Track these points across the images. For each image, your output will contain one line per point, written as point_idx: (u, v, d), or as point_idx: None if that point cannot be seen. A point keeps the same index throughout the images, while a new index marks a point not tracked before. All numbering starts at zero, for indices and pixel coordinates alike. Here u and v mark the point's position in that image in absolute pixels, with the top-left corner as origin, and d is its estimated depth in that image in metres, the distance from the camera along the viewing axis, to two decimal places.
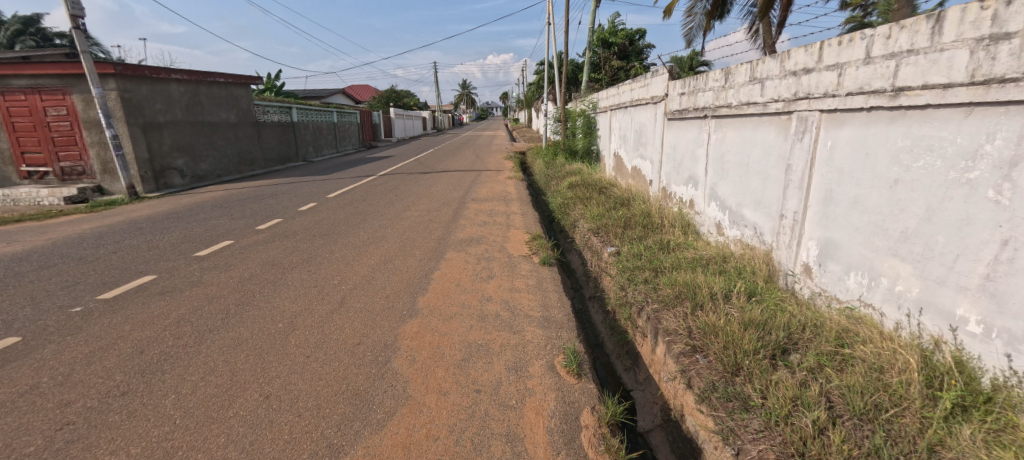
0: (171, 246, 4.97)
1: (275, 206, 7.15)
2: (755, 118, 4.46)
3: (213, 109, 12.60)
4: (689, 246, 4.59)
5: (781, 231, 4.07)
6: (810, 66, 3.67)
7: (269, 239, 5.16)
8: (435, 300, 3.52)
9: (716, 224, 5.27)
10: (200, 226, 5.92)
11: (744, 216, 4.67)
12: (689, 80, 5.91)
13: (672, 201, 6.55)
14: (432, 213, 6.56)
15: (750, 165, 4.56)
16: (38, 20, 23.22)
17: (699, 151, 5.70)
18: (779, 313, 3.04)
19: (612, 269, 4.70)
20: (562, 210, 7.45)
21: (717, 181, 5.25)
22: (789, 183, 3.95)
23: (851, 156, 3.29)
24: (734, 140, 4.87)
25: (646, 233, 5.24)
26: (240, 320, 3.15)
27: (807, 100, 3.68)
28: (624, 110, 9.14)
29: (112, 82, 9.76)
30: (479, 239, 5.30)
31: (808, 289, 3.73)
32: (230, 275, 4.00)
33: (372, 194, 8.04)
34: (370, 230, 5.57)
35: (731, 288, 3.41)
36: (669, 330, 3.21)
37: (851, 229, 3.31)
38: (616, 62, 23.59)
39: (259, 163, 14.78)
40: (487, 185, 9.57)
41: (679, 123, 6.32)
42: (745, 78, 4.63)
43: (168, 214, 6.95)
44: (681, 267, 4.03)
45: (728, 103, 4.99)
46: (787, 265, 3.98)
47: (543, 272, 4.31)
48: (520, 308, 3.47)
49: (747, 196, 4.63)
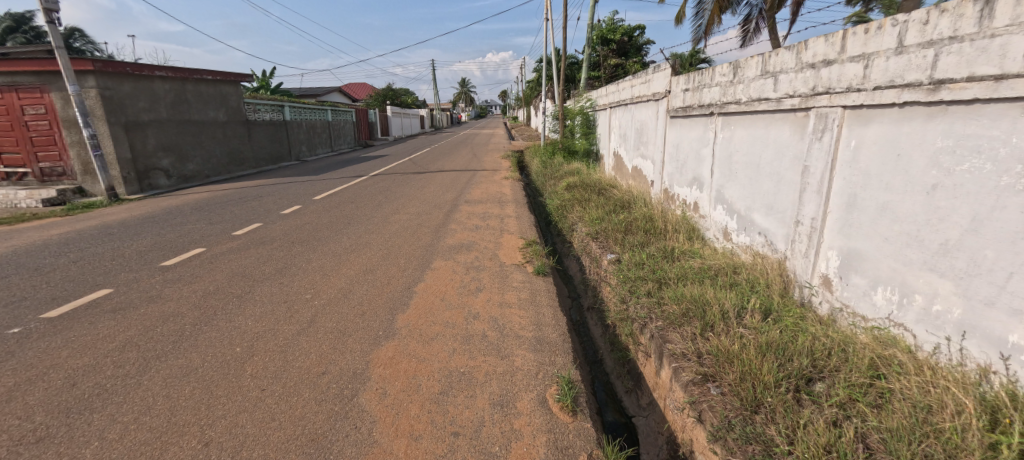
0: (138, 254, 4.61)
1: (257, 209, 6.79)
2: (767, 115, 4.11)
3: (200, 107, 12.22)
4: (695, 254, 4.24)
5: (796, 238, 3.73)
6: (831, 58, 3.34)
7: (244, 247, 4.81)
8: (415, 318, 3.18)
9: (723, 229, 4.94)
10: (174, 231, 5.56)
11: (754, 222, 4.33)
12: (693, 75, 5.55)
13: (675, 203, 6.22)
14: (421, 217, 6.21)
15: (762, 166, 4.21)
16: (27, 19, 22.80)
17: (704, 151, 5.35)
18: (800, 335, 2.70)
19: (612, 279, 4.35)
20: (560, 212, 7.11)
21: (724, 183, 4.91)
22: (806, 187, 3.60)
23: (880, 158, 2.94)
24: (743, 139, 4.52)
25: (649, 239, 4.90)
26: (194, 343, 2.80)
27: (828, 94, 3.33)
28: (624, 108, 8.77)
29: (92, 80, 9.39)
30: (469, 246, 4.94)
31: (827, 304, 3.39)
32: (193, 289, 3.65)
33: (360, 197, 7.67)
34: (354, 236, 5.23)
35: (745, 304, 3.07)
36: (675, 352, 2.87)
37: (879, 239, 2.97)
38: (616, 59, 23.25)
39: (249, 163, 14.42)
40: (482, 186, 9.22)
41: (683, 121, 5.96)
42: (756, 72, 4.28)
43: (144, 218, 6.59)
44: (687, 279, 3.68)
45: (736, 99, 4.64)
46: (803, 276, 3.64)
47: (537, 283, 3.95)
48: (510, 327, 3.12)
49: (758, 201, 4.28)
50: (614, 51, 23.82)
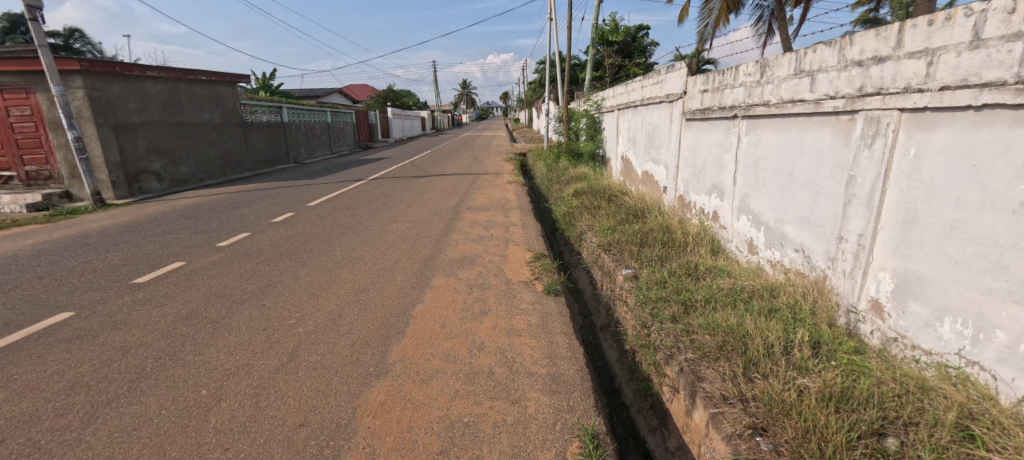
0: (110, 269, 4.22)
1: (247, 217, 6.40)
2: (802, 118, 3.70)
3: (194, 108, 11.85)
4: (722, 272, 3.84)
5: (838, 256, 3.33)
6: (884, 55, 2.96)
7: (228, 260, 4.42)
8: (410, 350, 2.78)
9: (748, 242, 4.54)
10: (154, 242, 5.16)
11: (787, 235, 3.94)
12: (713, 75, 5.17)
13: (691, 212, 5.82)
14: (420, 226, 5.80)
15: (796, 175, 3.82)
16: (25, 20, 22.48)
17: (726, 157, 4.95)
18: (863, 377, 2.31)
19: (630, 298, 3.95)
20: (568, 220, 6.72)
21: (749, 192, 4.51)
22: (851, 200, 3.21)
23: (950, 169, 2.56)
24: (772, 145, 4.12)
25: (668, 252, 4.49)
26: (154, 385, 2.41)
27: (881, 95, 2.94)
28: (634, 110, 8.37)
29: (80, 80, 9.03)
30: (472, 260, 4.54)
31: (878, 332, 2.99)
32: (163, 313, 3.25)
33: (356, 203, 7.28)
34: (348, 247, 4.84)
35: (789, 336, 2.67)
36: (712, 395, 2.47)
37: (947, 262, 2.58)
38: (617, 60, 22.89)
39: (246, 165, 14.04)
40: (485, 191, 8.84)
41: (700, 124, 5.56)
42: (788, 71, 3.87)
43: (126, 226, 6.20)
44: (716, 303, 3.29)
45: (763, 101, 4.23)
46: (847, 299, 3.24)
47: (548, 304, 3.55)
48: (521, 362, 2.72)
49: (791, 213, 3.89)
50: (617, 52, 23.41)
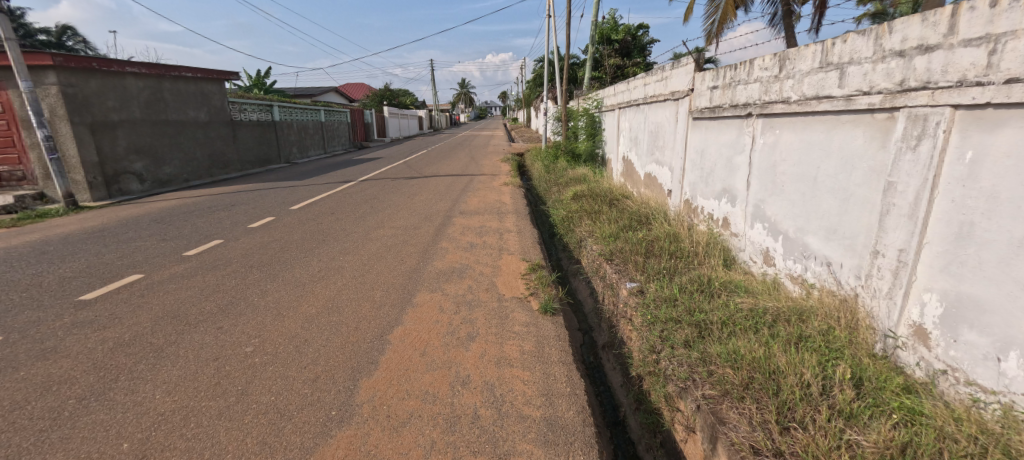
0: (59, 283, 3.80)
1: (223, 222, 5.98)
2: (829, 116, 3.31)
3: (178, 106, 11.41)
4: (739, 289, 3.45)
5: (873, 273, 2.94)
6: (932, 43, 2.58)
7: (192, 273, 4.00)
8: (384, 387, 2.38)
9: (763, 252, 4.16)
10: (115, 251, 4.73)
11: (810, 247, 3.54)
12: (724, 70, 4.76)
13: (698, 217, 5.44)
14: (408, 232, 5.39)
15: (820, 180, 3.42)
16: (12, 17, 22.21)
17: (738, 159, 4.55)
18: (923, 429, 1.92)
19: (636, 316, 3.55)
20: (566, 225, 6.34)
21: (764, 198, 4.12)
22: (889, 210, 2.82)
23: (1018, 175, 2.17)
24: (792, 146, 3.72)
25: (676, 264, 4.09)
26: (65, 437, 1.99)
27: (929, 89, 2.56)
28: (636, 109, 7.95)
29: (53, 76, 8.55)
30: (462, 271, 4.13)
31: (922, 363, 2.60)
32: (102, 339, 2.83)
33: (343, 206, 6.87)
34: (327, 258, 4.43)
35: (827, 373, 2.28)
36: (739, 446, 2.09)
37: (1013, 285, 2.19)
38: (616, 60, 22.38)
39: (234, 165, 13.60)
40: (480, 193, 8.43)
41: (709, 123, 5.16)
42: (813, 64, 3.47)
43: (93, 231, 5.77)
44: (735, 327, 2.89)
45: (782, 98, 3.83)
46: (884, 322, 2.84)
47: (545, 326, 3.14)
48: (512, 403, 2.31)
49: (814, 222, 3.49)
50: (617, 50, 23.03)
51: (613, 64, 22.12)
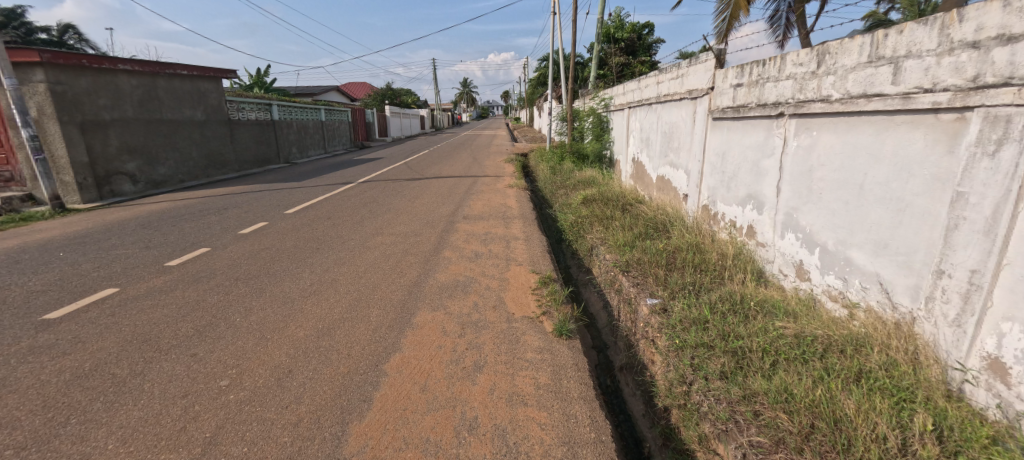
0: (24, 299, 3.46)
1: (212, 228, 5.64)
2: (880, 116, 2.94)
3: (173, 105, 11.07)
4: (777, 310, 3.08)
5: (938, 296, 2.56)
6: (1016, 31, 2.21)
7: (171, 286, 3.66)
8: (377, 434, 2.03)
9: (796, 265, 3.79)
10: (93, 260, 4.40)
11: (854, 262, 3.18)
12: (752, 67, 4.40)
13: (718, 224, 5.07)
14: (409, 240, 5.05)
15: (867, 188, 3.06)
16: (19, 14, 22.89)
17: (767, 163, 4.18)
18: None
19: (661, 339, 3.19)
20: (576, 231, 5.99)
21: (798, 205, 3.76)
22: (957, 223, 2.46)
23: None
24: (832, 149, 3.36)
25: (701, 278, 3.74)
26: None
27: (1012, 86, 2.20)
28: (648, 108, 7.59)
29: (41, 73, 8.22)
30: (466, 286, 3.78)
31: (1001, 404, 2.21)
32: (58, 369, 2.50)
33: (340, 210, 6.53)
34: (320, 269, 4.09)
35: (902, 424, 1.95)
36: None
37: None
38: (622, 59, 21.99)
39: (232, 165, 13.27)
40: (484, 196, 8.09)
41: (731, 123, 4.81)
42: (859, 58, 3.11)
43: (75, 237, 5.44)
44: (779, 358, 2.55)
45: (819, 96, 3.46)
46: (952, 354, 2.47)
47: (561, 353, 2.78)
48: (528, 455, 1.96)
49: (859, 234, 3.13)
50: (622, 49, 22.62)
51: (618, 62, 21.69)
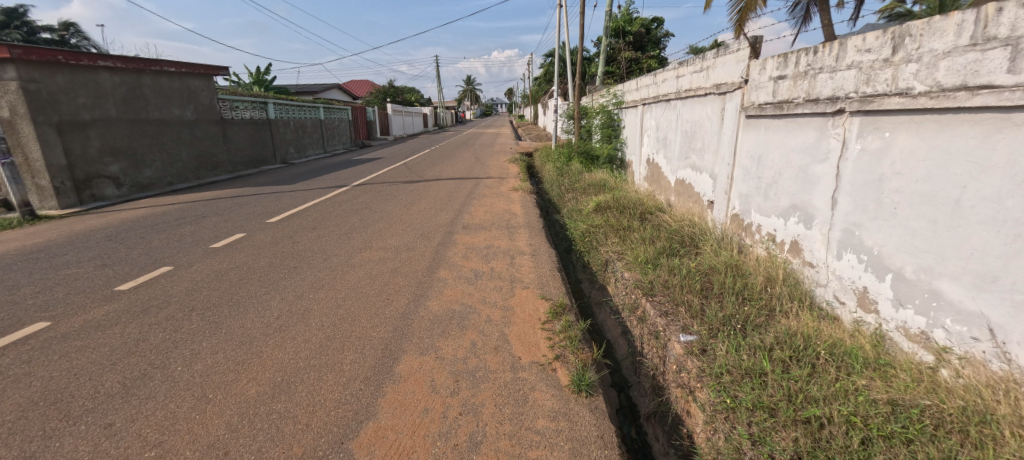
0: None
1: (184, 241, 5.05)
2: (989, 114, 2.32)
3: (161, 103, 10.52)
4: (851, 358, 2.46)
5: None
6: None
7: (111, 320, 3.07)
8: None
9: (859, 293, 3.12)
10: (37, 283, 3.82)
11: (945, 295, 2.53)
12: (799, 56, 3.76)
13: (753, 237, 4.42)
14: (400, 256, 4.46)
15: (966, 204, 2.42)
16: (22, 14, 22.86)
17: (817, 169, 3.53)
18: None
19: (705, 391, 2.56)
20: (588, 242, 5.37)
21: (861, 222, 3.10)
22: None
23: None
24: (913, 154, 2.71)
25: (746, 311, 3.10)
26: None
27: None
28: (665, 104, 6.94)
29: (12, 71, 7.68)
30: (462, 319, 3.15)
31: None
32: None
33: (328, 219, 5.94)
34: (292, 296, 3.48)
35: None
36: None
37: None
38: (631, 53, 21.23)
39: (224, 166, 12.71)
40: (487, 200, 7.47)
41: (770, 122, 4.15)
42: (959, 43, 2.48)
43: (30, 251, 4.88)
44: (872, 435, 1.97)
45: (896, 89, 2.83)
46: None
47: (584, 420, 2.17)
48: None
49: (951, 262, 2.49)
50: (630, 44, 21.89)
51: (627, 58, 20.96)
